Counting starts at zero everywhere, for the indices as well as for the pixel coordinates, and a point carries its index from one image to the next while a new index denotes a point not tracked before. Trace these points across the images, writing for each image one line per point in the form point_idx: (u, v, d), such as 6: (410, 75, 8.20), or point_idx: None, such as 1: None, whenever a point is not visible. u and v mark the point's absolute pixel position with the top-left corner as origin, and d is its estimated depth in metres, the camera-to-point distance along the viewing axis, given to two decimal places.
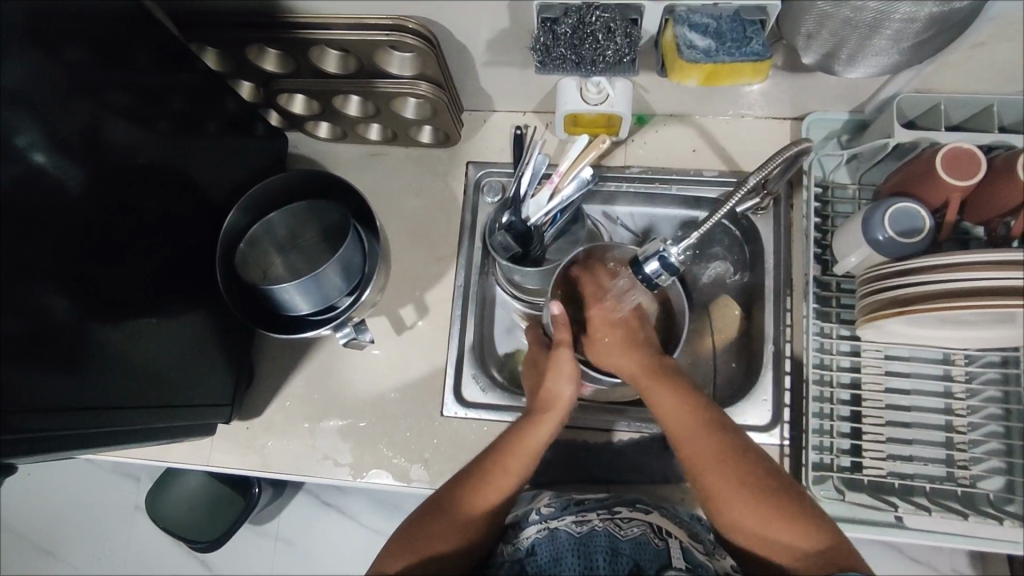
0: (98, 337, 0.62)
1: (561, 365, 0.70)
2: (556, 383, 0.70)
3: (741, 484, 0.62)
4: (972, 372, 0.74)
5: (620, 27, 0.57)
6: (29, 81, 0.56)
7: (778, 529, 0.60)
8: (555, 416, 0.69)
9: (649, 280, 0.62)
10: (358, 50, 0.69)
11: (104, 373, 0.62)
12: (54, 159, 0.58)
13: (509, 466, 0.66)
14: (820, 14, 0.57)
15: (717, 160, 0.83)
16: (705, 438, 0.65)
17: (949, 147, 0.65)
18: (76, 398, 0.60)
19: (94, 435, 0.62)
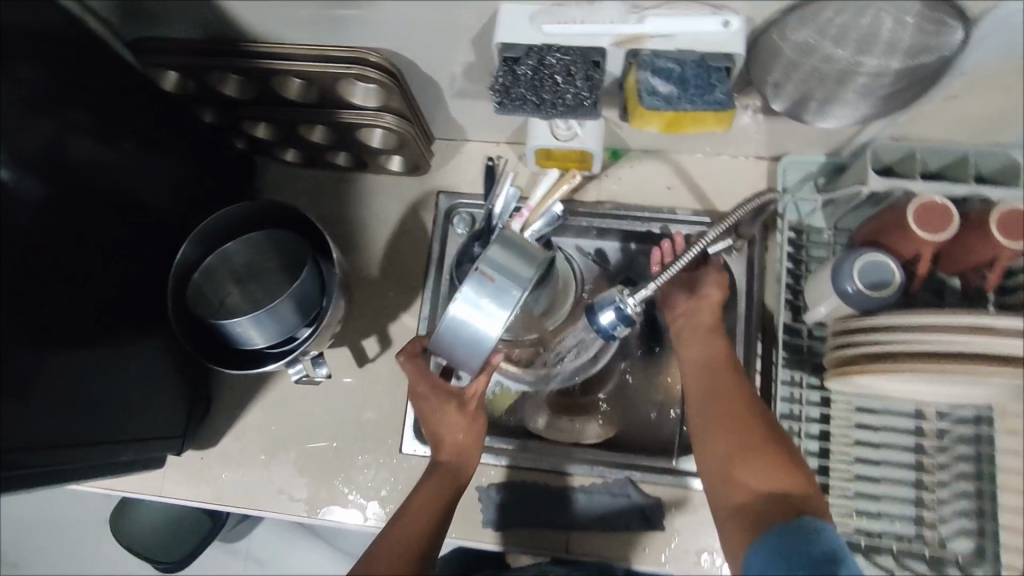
0: (41, 372, 0.60)
1: (464, 416, 0.64)
2: (461, 438, 0.63)
3: (740, 419, 0.59)
4: (944, 428, 0.71)
5: (580, 70, 0.56)
6: None
7: (759, 471, 0.55)
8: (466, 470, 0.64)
9: (605, 331, 0.59)
10: (321, 80, 0.67)
11: (47, 408, 0.60)
12: (14, 172, 0.57)
13: (422, 522, 0.60)
14: (789, 62, 0.56)
15: (691, 198, 0.82)
16: (726, 386, 0.62)
17: (922, 198, 0.63)
18: (17, 433, 0.57)
19: (36, 471, 0.60)
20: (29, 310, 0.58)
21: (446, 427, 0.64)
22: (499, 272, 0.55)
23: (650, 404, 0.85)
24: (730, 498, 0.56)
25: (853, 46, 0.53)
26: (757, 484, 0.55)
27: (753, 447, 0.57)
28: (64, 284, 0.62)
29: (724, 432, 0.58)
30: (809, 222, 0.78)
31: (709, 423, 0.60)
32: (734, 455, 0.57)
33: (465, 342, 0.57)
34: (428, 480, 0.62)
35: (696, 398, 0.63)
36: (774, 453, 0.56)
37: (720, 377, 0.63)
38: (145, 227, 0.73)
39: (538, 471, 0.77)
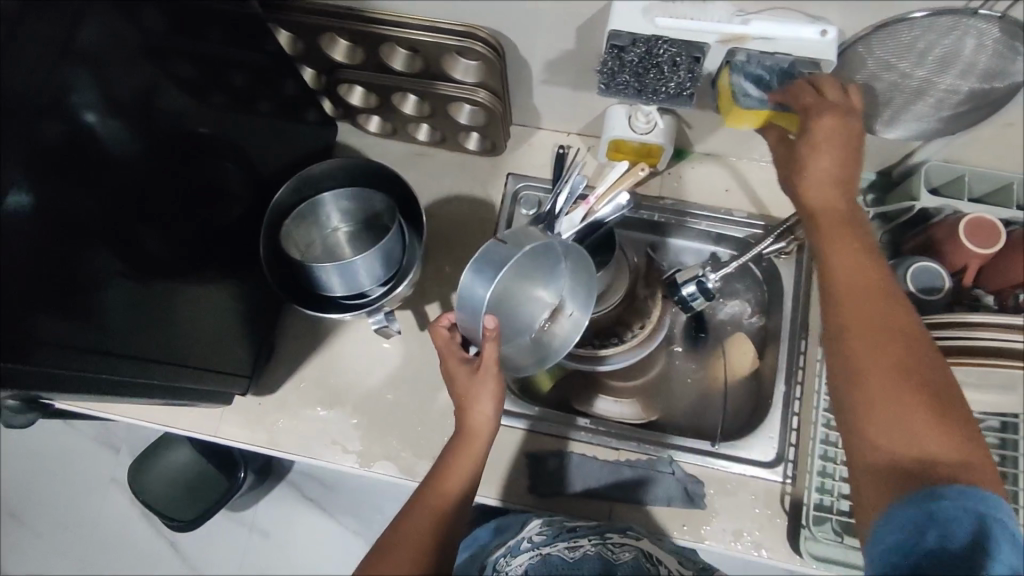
0: (124, 293, 0.62)
1: (479, 382, 0.63)
2: (476, 408, 0.63)
3: (908, 358, 0.50)
4: None
5: (684, 62, 0.61)
6: (101, 42, 0.57)
7: (933, 429, 0.47)
8: (481, 439, 0.64)
9: (684, 300, 0.71)
10: (426, 51, 0.71)
11: (129, 329, 0.63)
12: (103, 120, 0.59)
13: (440, 498, 0.62)
14: (871, 75, 0.62)
15: (747, 201, 0.87)
16: (882, 323, 0.52)
17: (973, 216, 0.69)
18: (105, 343, 0.60)
19: (111, 385, 0.62)
20: (120, 233, 0.61)
21: (465, 395, 0.64)
22: (507, 242, 0.62)
23: (690, 393, 0.90)
24: (878, 454, 0.48)
25: (931, 66, 0.59)
26: (927, 442, 0.46)
27: (930, 399, 0.48)
28: (152, 216, 0.65)
29: (876, 370, 0.50)
30: None
31: (873, 370, 0.50)
32: (878, 398, 0.49)
33: (465, 300, 0.63)
34: (450, 455, 0.64)
35: (852, 334, 0.52)
36: (950, 413, 0.48)
37: (882, 316, 0.52)
38: (234, 174, 0.77)
39: (589, 445, 0.80)
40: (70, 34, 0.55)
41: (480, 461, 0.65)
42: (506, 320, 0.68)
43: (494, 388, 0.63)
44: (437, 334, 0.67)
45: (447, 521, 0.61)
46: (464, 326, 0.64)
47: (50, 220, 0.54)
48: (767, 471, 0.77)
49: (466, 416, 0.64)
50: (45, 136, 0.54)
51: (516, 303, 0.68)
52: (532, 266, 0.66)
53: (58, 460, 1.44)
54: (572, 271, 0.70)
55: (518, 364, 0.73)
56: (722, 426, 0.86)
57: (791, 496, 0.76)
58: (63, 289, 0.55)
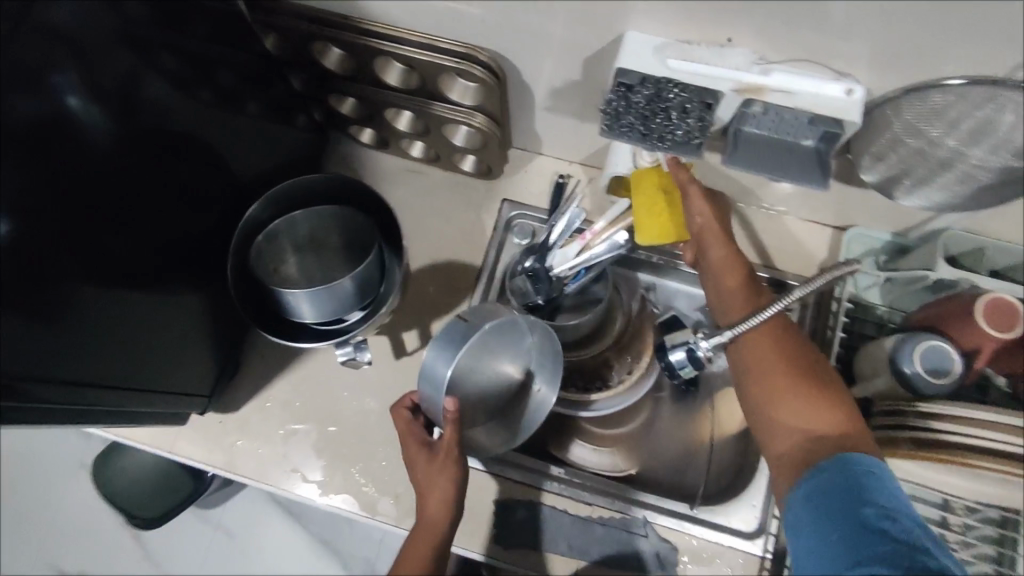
0: (87, 302, 0.57)
1: (439, 465, 0.60)
2: (435, 493, 0.60)
3: (802, 380, 0.57)
4: (969, 525, 0.70)
5: (695, 109, 0.56)
6: (75, 25, 0.54)
7: (820, 409, 0.55)
8: (441, 527, 0.60)
9: (671, 367, 0.67)
10: (422, 69, 0.66)
11: (88, 340, 0.58)
12: (86, 105, 0.55)
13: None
14: (896, 138, 0.57)
15: (752, 252, 0.82)
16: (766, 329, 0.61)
17: (992, 296, 0.63)
18: (46, 363, 0.55)
19: (52, 407, 0.57)
20: (84, 241, 0.56)
21: (426, 479, 0.60)
22: (471, 316, 0.61)
23: (674, 446, 0.85)
24: (779, 447, 0.56)
25: (962, 136, 0.54)
26: (817, 426, 0.55)
27: (811, 392, 0.56)
28: (116, 223, 0.60)
29: (766, 381, 0.58)
30: (865, 296, 0.77)
31: (765, 390, 0.58)
32: (770, 397, 0.57)
33: (426, 379, 0.61)
34: (407, 545, 0.59)
35: (746, 352, 0.61)
36: (828, 394, 0.56)
37: (770, 355, 0.59)
38: (215, 182, 0.73)
39: (561, 497, 0.75)
40: (31, 4, 0.51)
41: (440, 549, 0.60)
42: (473, 400, 0.67)
43: (455, 465, 0.60)
44: (399, 416, 0.64)
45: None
46: (426, 404, 0.62)
47: (8, 206, 0.50)
48: (747, 542, 0.72)
49: (425, 500, 0.60)
50: (10, 112, 0.50)
51: (480, 381, 0.67)
52: (494, 341, 0.64)
53: (28, 442, 1.40)
54: (538, 347, 0.68)
55: (488, 444, 0.71)
56: (704, 487, 0.81)
57: (770, 572, 0.71)
58: (33, 284, 0.52)
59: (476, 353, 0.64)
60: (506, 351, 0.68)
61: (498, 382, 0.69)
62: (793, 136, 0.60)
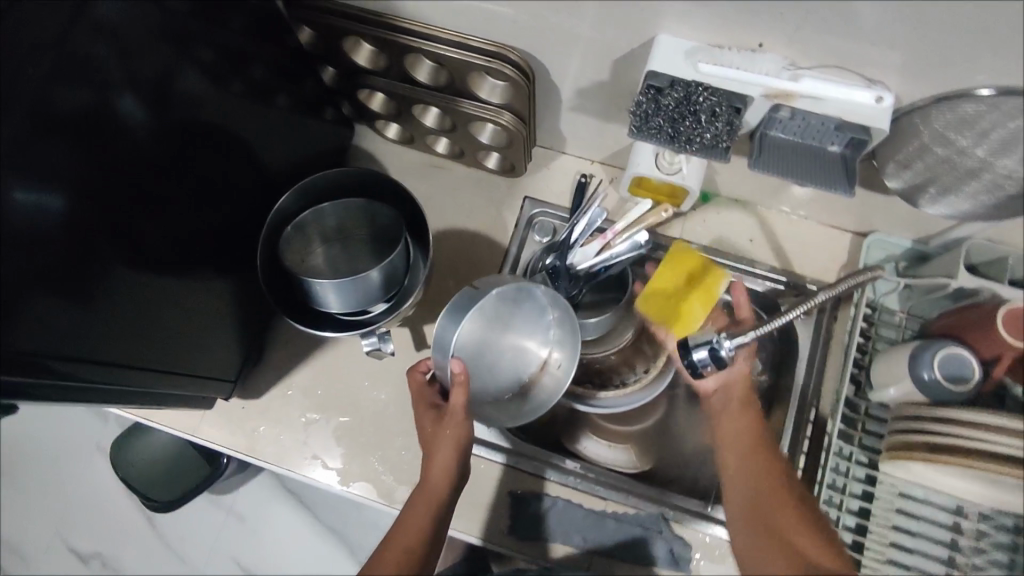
0: (116, 287, 0.58)
1: (444, 428, 0.62)
2: (439, 454, 0.62)
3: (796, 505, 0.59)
4: (983, 531, 0.72)
5: (723, 113, 0.57)
6: (122, 19, 0.54)
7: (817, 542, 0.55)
8: (445, 486, 0.62)
9: (694, 366, 0.64)
10: (453, 66, 0.67)
11: (115, 323, 0.59)
12: (121, 95, 0.56)
13: (401, 548, 0.58)
14: (924, 145, 0.57)
15: (771, 255, 0.82)
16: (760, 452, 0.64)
17: (1012, 305, 0.64)
18: (77, 345, 0.55)
19: (84, 385, 0.58)
20: (118, 227, 0.57)
21: (433, 442, 0.62)
22: (487, 285, 0.64)
23: (688, 445, 0.86)
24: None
25: (990, 146, 0.54)
26: (811, 552, 0.55)
27: (796, 517, 0.58)
28: (150, 210, 0.61)
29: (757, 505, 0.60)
30: (882, 302, 0.78)
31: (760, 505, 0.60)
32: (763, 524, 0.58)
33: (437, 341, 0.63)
34: (409, 505, 0.60)
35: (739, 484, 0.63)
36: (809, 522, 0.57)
37: (768, 477, 0.61)
38: (243, 172, 0.74)
39: (577, 490, 0.77)
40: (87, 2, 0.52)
41: (444, 509, 0.61)
42: (487, 369, 0.70)
43: (461, 432, 0.62)
44: (414, 377, 0.67)
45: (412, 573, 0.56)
46: (438, 371, 0.65)
47: (47, 192, 0.50)
48: None
49: (429, 463, 0.62)
50: (52, 103, 0.50)
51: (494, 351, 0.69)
52: (507, 308, 0.67)
53: (44, 424, 1.42)
54: (556, 321, 0.69)
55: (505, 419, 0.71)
56: (717, 485, 0.82)
57: None
58: (62, 266, 0.52)
59: (489, 316, 0.66)
60: (522, 324, 0.70)
61: (515, 353, 0.71)
62: (819, 141, 0.60)
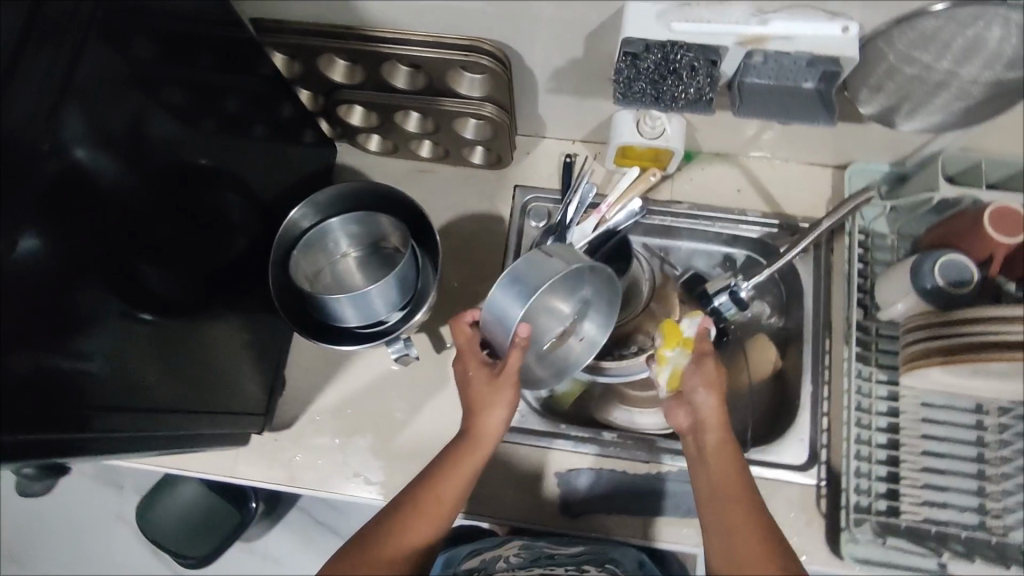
0: (129, 335, 0.57)
1: (496, 392, 0.63)
2: (488, 414, 0.63)
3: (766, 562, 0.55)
4: (1005, 423, 0.75)
5: (703, 66, 0.59)
6: (89, 76, 0.52)
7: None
8: (486, 446, 0.63)
9: (718, 311, 0.79)
10: (430, 66, 0.69)
11: (136, 371, 0.58)
12: (93, 154, 0.53)
13: (441, 499, 0.61)
14: (892, 67, 0.60)
15: (760, 201, 0.85)
16: (738, 496, 0.59)
17: (994, 206, 0.68)
18: (100, 399, 0.55)
19: (124, 438, 0.58)
20: (116, 276, 0.56)
21: (483, 397, 0.64)
22: (556, 252, 0.64)
23: None
24: None
25: (953, 56, 0.58)
26: None
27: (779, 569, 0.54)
28: (154, 255, 0.61)
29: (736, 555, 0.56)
30: (873, 227, 0.82)
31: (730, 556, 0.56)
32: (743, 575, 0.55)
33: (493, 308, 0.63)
34: (453, 452, 0.63)
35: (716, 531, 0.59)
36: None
37: (748, 526, 0.57)
38: (237, 206, 0.74)
39: (618, 459, 0.78)
40: (70, 69, 0.50)
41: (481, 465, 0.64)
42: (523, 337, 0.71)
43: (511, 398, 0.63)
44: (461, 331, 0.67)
45: (442, 520, 0.61)
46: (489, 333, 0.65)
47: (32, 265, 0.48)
48: (802, 474, 0.75)
49: (477, 418, 0.63)
50: (34, 175, 0.48)
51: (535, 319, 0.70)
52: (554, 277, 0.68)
53: (57, 503, 1.38)
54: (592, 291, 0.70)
55: (535, 377, 0.74)
56: (749, 430, 0.84)
57: (828, 498, 0.74)
58: (53, 328, 0.50)
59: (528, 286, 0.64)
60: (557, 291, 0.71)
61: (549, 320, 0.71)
62: (794, 80, 0.63)
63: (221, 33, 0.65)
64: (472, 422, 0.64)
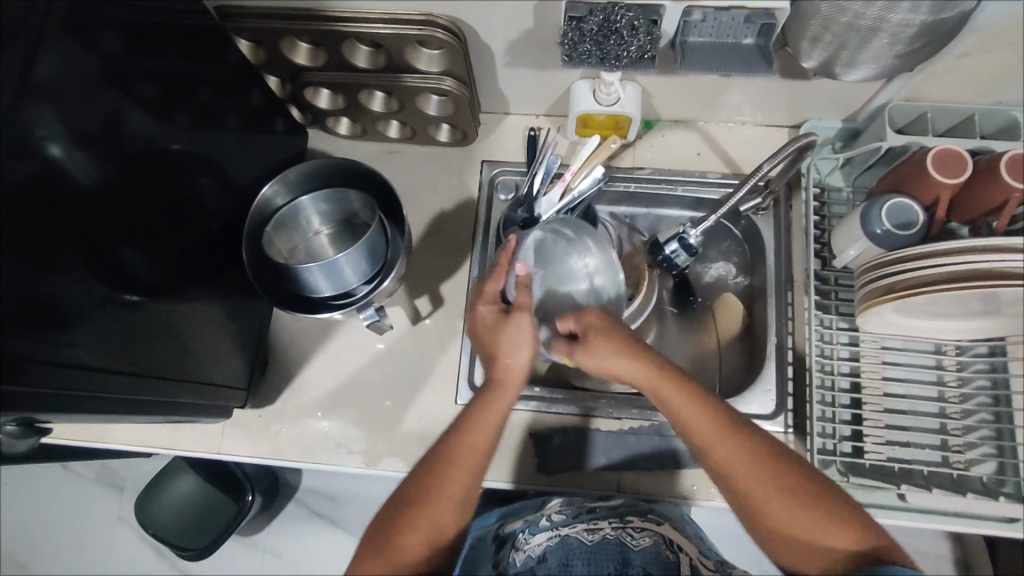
0: (114, 311, 0.60)
1: (518, 331, 0.66)
2: (509, 358, 0.66)
3: (792, 489, 0.57)
4: (964, 362, 0.79)
5: (642, 25, 0.62)
6: (58, 73, 0.53)
7: (835, 529, 0.56)
8: (509, 392, 0.65)
9: (670, 258, 0.83)
10: (390, 44, 0.72)
11: (124, 342, 0.61)
12: (69, 151, 0.55)
13: (472, 449, 0.61)
14: (825, 18, 0.63)
15: (720, 163, 0.88)
16: (726, 434, 0.59)
17: (939, 149, 0.70)
18: (93, 371, 0.58)
19: (110, 402, 0.61)
20: (100, 258, 0.59)
21: (507, 340, 0.66)
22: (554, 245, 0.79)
23: (684, 357, 0.90)
24: (802, 562, 0.57)
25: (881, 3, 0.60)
26: (837, 537, 0.56)
27: (802, 498, 0.57)
28: (136, 235, 0.63)
29: (758, 495, 0.58)
30: (829, 181, 0.85)
31: (757, 497, 0.58)
32: (771, 511, 0.57)
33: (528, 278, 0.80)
34: (489, 398, 0.64)
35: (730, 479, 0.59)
36: (815, 500, 0.57)
37: (760, 462, 0.58)
38: (216, 191, 0.76)
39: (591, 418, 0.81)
40: (34, 70, 0.52)
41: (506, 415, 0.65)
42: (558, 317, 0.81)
43: (531, 337, 0.67)
44: (508, 247, 0.72)
45: (474, 470, 0.61)
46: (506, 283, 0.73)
47: (16, 256, 0.50)
48: (770, 422, 0.77)
49: (500, 366, 0.66)
50: (11, 175, 0.50)
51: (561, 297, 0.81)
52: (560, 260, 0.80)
53: (57, 507, 1.39)
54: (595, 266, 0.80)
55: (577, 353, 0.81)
56: (719, 385, 0.87)
57: (795, 444, 0.77)
58: (40, 319, 0.52)
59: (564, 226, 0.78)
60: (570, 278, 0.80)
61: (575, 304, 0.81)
62: (734, 36, 0.66)
63: (191, 22, 0.67)
64: (494, 375, 0.66)
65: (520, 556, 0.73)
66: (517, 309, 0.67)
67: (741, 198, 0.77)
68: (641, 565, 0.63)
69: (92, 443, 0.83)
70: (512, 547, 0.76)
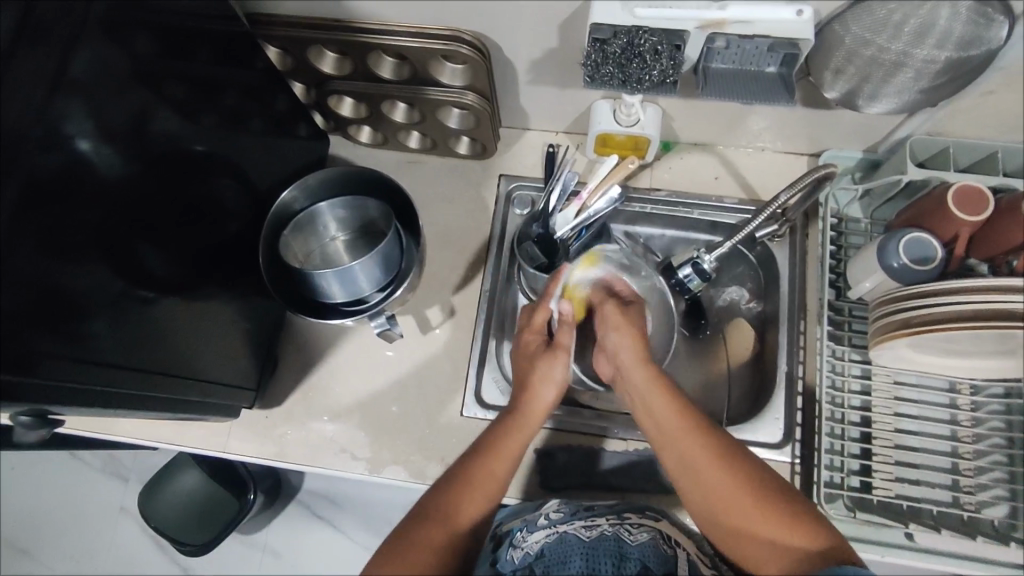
0: (131, 308, 0.61)
1: (550, 367, 0.71)
2: (534, 390, 0.69)
3: (756, 486, 0.58)
4: (978, 401, 0.78)
5: (666, 50, 0.63)
6: (91, 72, 0.55)
7: (793, 528, 0.55)
8: (532, 422, 0.68)
9: (682, 283, 0.83)
10: (415, 57, 0.73)
11: (137, 337, 0.62)
12: (97, 147, 0.56)
13: (491, 472, 0.63)
14: (849, 51, 0.63)
15: (737, 188, 0.88)
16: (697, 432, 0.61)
17: (959, 184, 0.70)
18: (107, 364, 0.59)
19: (118, 396, 0.62)
20: (121, 255, 0.60)
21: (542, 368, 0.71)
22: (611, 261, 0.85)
23: (693, 381, 0.89)
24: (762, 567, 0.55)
25: (906, 39, 0.60)
26: (800, 541, 0.55)
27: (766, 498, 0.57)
28: (156, 233, 0.64)
29: (717, 488, 0.58)
30: (847, 212, 0.85)
31: (708, 492, 0.59)
32: (726, 505, 0.58)
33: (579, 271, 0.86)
34: (511, 423, 0.66)
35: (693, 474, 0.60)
36: (777, 502, 0.57)
37: (714, 456, 0.60)
38: (238, 193, 0.78)
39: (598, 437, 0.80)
40: (67, 67, 0.53)
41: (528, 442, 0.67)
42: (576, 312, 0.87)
43: (562, 376, 0.70)
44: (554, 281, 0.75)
45: (492, 492, 0.62)
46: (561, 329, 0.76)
47: (35, 248, 0.51)
48: (776, 452, 0.76)
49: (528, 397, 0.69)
50: (38, 167, 0.51)
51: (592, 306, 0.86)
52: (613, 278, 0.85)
53: (63, 494, 1.40)
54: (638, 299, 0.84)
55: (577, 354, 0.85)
56: (728, 411, 0.86)
57: (801, 476, 0.75)
58: (57, 312, 0.53)
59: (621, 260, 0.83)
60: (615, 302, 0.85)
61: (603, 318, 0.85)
62: (756, 64, 0.66)
63: (220, 27, 0.68)
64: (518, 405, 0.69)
65: (516, 554, 0.63)
66: (557, 348, 0.72)
67: (757, 226, 0.77)
68: (640, 559, 0.57)
69: (100, 436, 0.84)
70: (508, 546, 0.66)
